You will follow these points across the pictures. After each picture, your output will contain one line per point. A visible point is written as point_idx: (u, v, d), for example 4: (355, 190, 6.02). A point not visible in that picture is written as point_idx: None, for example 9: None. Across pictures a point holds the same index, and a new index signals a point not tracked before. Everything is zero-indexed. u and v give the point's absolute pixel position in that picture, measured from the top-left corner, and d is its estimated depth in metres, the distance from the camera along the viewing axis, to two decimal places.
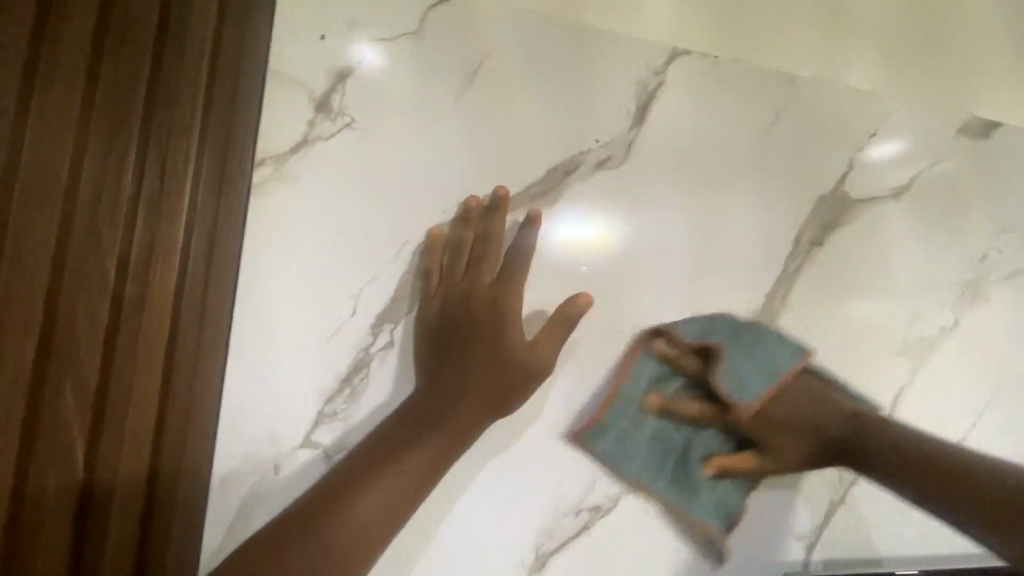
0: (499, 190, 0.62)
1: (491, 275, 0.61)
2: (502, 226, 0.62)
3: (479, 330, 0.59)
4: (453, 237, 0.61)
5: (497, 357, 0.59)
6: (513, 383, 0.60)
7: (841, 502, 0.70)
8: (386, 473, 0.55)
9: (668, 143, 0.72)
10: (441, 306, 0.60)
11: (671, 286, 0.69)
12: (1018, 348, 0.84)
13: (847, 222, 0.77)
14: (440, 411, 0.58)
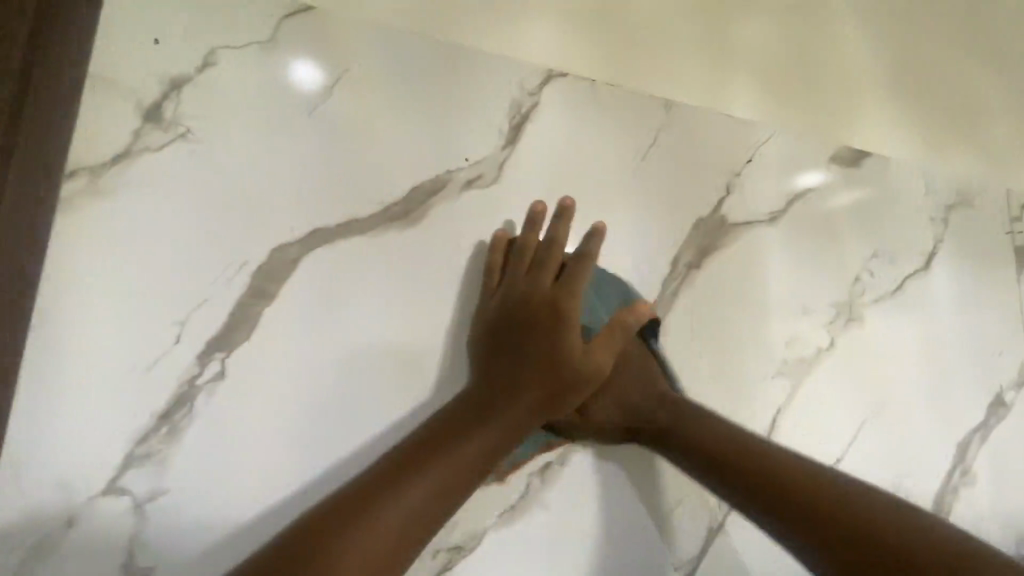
0: (567, 200, 0.66)
1: (553, 277, 0.63)
2: (565, 233, 0.64)
3: (538, 326, 0.59)
4: (518, 240, 0.65)
5: (558, 354, 0.59)
6: (574, 381, 0.59)
7: (719, 528, 0.69)
8: (432, 466, 0.51)
9: (543, 165, 0.70)
10: (500, 301, 0.62)
11: None
12: (890, 367, 0.87)
13: (723, 248, 0.79)
14: (496, 402, 0.56)
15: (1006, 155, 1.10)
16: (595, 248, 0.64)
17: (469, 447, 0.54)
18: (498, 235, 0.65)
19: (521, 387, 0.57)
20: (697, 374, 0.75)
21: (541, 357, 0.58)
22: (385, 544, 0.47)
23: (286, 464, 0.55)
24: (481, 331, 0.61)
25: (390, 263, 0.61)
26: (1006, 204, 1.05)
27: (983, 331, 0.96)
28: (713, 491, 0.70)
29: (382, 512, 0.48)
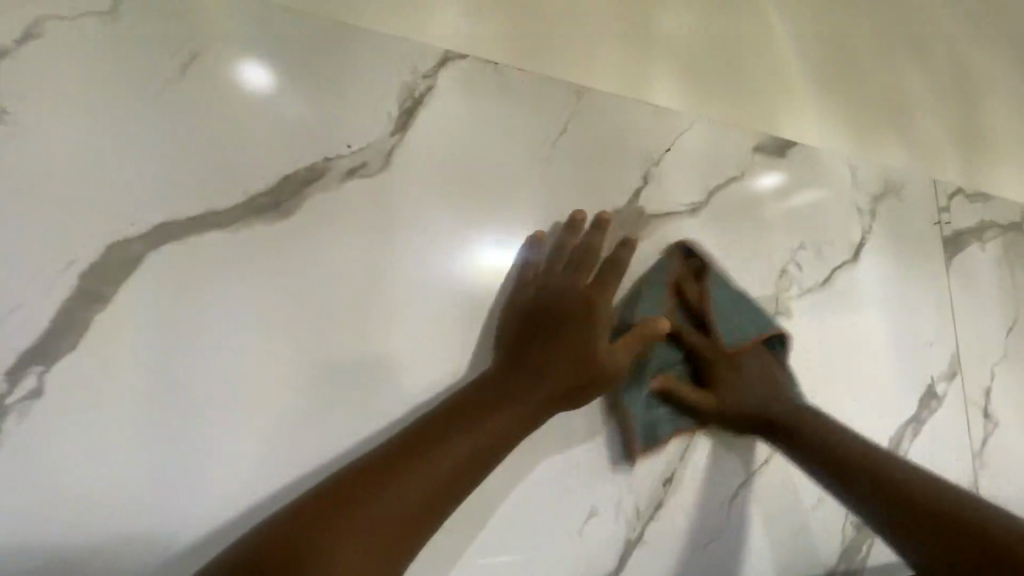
0: (602, 214, 0.70)
1: (588, 278, 0.66)
2: (600, 242, 0.69)
3: (573, 322, 0.63)
4: (556, 240, 0.69)
5: (580, 349, 0.62)
6: (593, 377, 0.62)
7: (637, 539, 0.67)
8: (440, 449, 0.56)
9: (436, 151, 0.65)
10: (531, 293, 0.65)
11: (436, 311, 0.64)
12: (820, 360, 0.84)
13: (639, 240, 0.74)
14: (517, 390, 0.60)
15: (933, 146, 1.10)
16: (626, 257, 0.68)
17: (477, 437, 0.57)
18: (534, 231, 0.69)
19: (551, 381, 0.61)
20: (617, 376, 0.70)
21: (567, 355, 0.62)
22: (391, 529, 0.50)
23: (119, 487, 0.50)
24: (511, 321, 0.64)
25: (258, 263, 0.57)
26: (934, 194, 1.05)
27: (913, 322, 0.95)
28: (625, 501, 0.68)
29: (389, 498, 0.51)
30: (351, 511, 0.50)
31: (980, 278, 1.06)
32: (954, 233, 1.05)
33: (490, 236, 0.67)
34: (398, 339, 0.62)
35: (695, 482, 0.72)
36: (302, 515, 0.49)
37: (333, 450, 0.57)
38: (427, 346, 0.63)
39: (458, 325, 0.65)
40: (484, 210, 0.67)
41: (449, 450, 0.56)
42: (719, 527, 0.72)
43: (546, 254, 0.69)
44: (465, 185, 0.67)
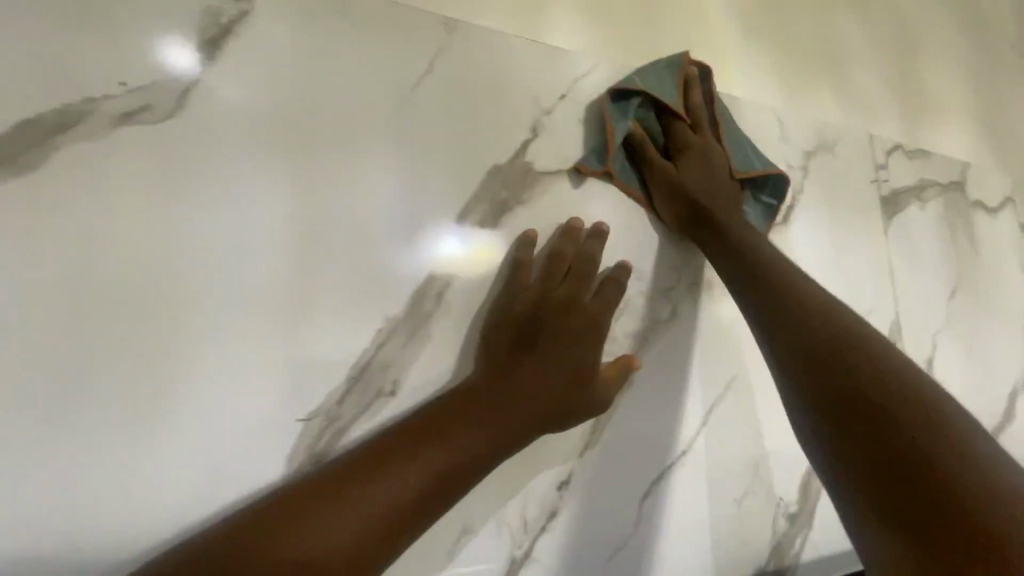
0: (600, 224, 0.65)
1: (588, 290, 0.61)
2: (600, 252, 0.63)
3: (563, 336, 0.58)
4: (550, 247, 0.63)
5: (576, 371, 0.57)
6: (580, 400, 0.57)
7: (521, 559, 0.57)
8: (398, 466, 0.49)
9: (255, 98, 0.53)
10: (524, 306, 0.59)
11: (258, 295, 0.51)
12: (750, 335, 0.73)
13: (524, 202, 0.63)
14: (499, 408, 0.54)
15: (869, 102, 1.02)
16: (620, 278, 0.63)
17: (461, 445, 0.51)
18: (528, 232, 0.61)
19: (546, 400, 0.56)
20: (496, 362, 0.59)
21: (559, 372, 0.57)
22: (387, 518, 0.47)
23: None
24: (498, 336, 0.58)
25: (4, 238, 0.45)
26: (871, 151, 0.96)
27: (849, 291, 0.87)
28: (511, 511, 0.57)
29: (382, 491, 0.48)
30: (333, 504, 0.46)
31: (921, 241, 0.98)
32: (892, 193, 0.97)
33: (333, 200, 0.55)
34: (206, 331, 0.49)
35: (598, 484, 0.62)
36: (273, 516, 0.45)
37: (108, 465, 0.46)
38: (248, 339, 0.50)
39: (288, 312, 0.52)
40: (324, 168, 0.55)
41: (421, 458, 0.50)
42: (630, 536, 0.62)
43: (538, 263, 0.62)
44: (297, 138, 0.54)
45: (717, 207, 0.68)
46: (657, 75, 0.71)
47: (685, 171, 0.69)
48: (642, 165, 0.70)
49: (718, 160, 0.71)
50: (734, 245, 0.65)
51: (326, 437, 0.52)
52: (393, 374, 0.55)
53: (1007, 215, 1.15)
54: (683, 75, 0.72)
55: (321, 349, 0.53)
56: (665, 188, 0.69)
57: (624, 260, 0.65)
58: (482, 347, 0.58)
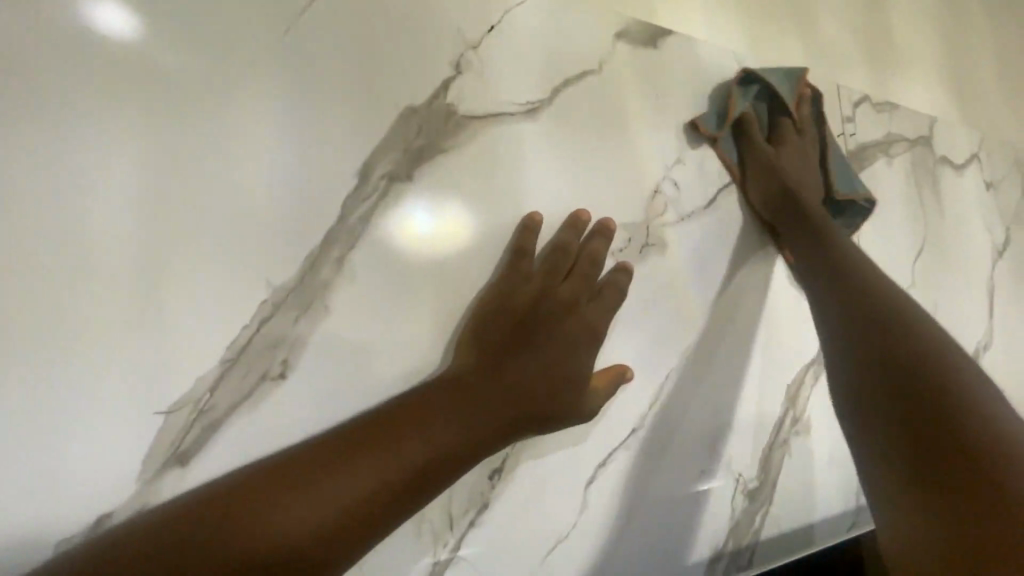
0: (608, 222, 0.60)
1: (589, 293, 0.58)
2: (604, 255, 0.60)
3: (559, 338, 0.55)
4: (553, 241, 0.59)
5: (568, 376, 0.54)
6: (565, 406, 0.53)
7: (447, 561, 0.50)
8: (386, 452, 0.45)
9: (94, 32, 0.44)
10: (525, 303, 0.54)
11: (104, 265, 0.42)
12: (702, 300, 0.68)
13: (444, 153, 0.55)
14: (485, 404, 0.50)
15: (836, 49, 0.96)
16: (620, 283, 0.60)
17: (448, 431, 0.47)
18: (531, 216, 0.57)
19: (534, 402, 0.52)
20: (413, 332, 0.52)
21: (556, 379, 0.53)
22: (339, 514, 0.41)
23: None
24: (491, 326, 0.53)
25: None
26: (838, 102, 0.90)
27: None
28: (434, 507, 0.50)
29: (335, 484, 0.42)
30: (275, 498, 0.40)
31: (887, 198, 0.93)
32: (859, 147, 0.91)
33: (203, 151, 0.46)
34: (32, 311, 0.40)
35: (538, 470, 0.55)
36: (193, 513, 0.39)
37: None
38: (90, 318, 0.41)
39: (145, 283, 0.43)
40: (188, 114, 0.46)
41: (421, 439, 0.46)
42: (574, 525, 0.56)
43: (539, 255, 0.58)
44: (152, 77, 0.45)
45: (807, 199, 0.72)
46: (778, 79, 0.79)
47: (782, 163, 0.75)
48: (744, 143, 0.75)
49: (810, 167, 0.78)
50: (816, 228, 0.68)
51: (197, 431, 0.43)
52: (283, 353, 0.46)
53: (972, 172, 1.11)
54: (800, 88, 0.80)
55: (191, 326, 0.44)
56: (762, 166, 0.73)
57: (627, 263, 0.61)
58: (467, 338, 0.53)
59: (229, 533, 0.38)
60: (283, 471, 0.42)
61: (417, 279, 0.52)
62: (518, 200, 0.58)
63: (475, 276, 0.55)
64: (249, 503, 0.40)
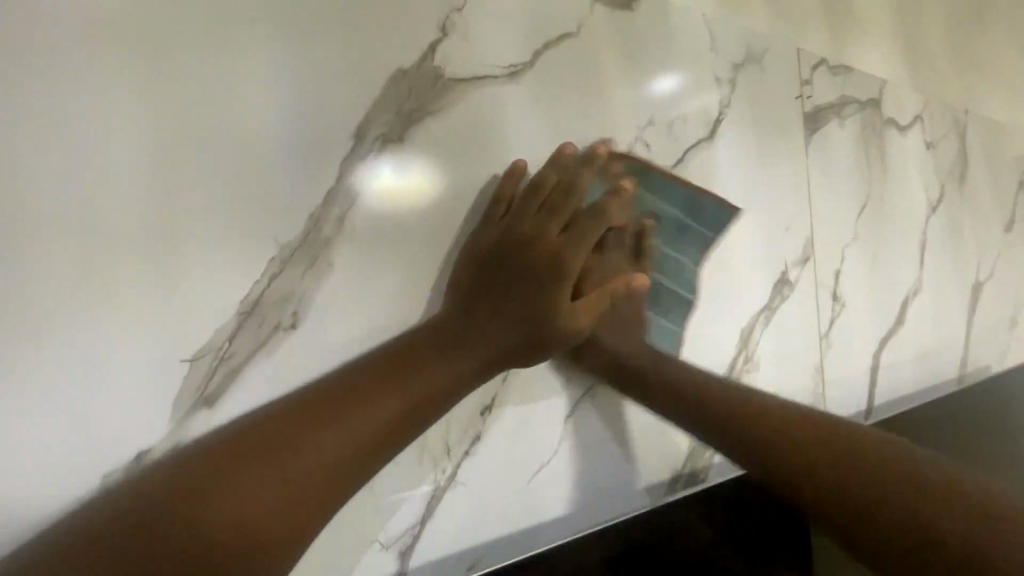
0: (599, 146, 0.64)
1: (562, 224, 0.59)
2: (588, 181, 0.61)
3: (539, 267, 0.56)
4: (534, 176, 0.61)
5: (545, 299, 0.56)
6: (548, 329, 0.56)
7: (448, 485, 0.57)
8: (380, 395, 0.46)
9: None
10: (506, 229, 0.58)
11: (121, 226, 0.45)
12: (669, 253, 0.75)
13: (434, 115, 0.58)
14: (468, 332, 0.53)
15: (799, 11, 1.00)
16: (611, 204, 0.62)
17: (443, 370, 0.51)
18: (518, 161, 0.61)
19: (516, 327, 0.55)
20: (410, 285, 0.56)
21: (537, 301, 0.56)
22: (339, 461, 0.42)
23: None
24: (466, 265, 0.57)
25: None
26: (798, 65, 0.95)
27: (771, 207, 0.88)
28: (434, 441, 0.56)
29: (335, 437, 0.43)
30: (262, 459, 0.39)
31: (838, 158, 1.01)
32: (815, 109, 0.97)
33: (206, 114, 0.48)
34: (57, 269, 0.42)
35: (525, 406, 0.62)
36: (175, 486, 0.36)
37: None
38: (113, 276, 0.44)
39: (162, 243, 0.46)
40: (188, 78, 0.47)
41: (419, 379, 0.49)
42: (555, 452, 0.64)
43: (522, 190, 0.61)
44: (148, 42, 0.46)
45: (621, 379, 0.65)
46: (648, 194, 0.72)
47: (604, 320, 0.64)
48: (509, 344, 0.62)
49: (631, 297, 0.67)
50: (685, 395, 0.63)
51: (219, 377, 0.47)
52: (293, 304, 0.50)
53: (914, 134, 1.20)
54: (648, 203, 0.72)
55: (207, 282, 0.47)
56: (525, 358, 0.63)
57: (618, 185, 0.64)
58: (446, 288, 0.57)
59: (241, 483, 0.37)
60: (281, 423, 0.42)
61: (413, 237, 0.56)
62: (503, 161, 0.62)
63: (466, 229, 0.59)
64: (243, 463, 0.38)
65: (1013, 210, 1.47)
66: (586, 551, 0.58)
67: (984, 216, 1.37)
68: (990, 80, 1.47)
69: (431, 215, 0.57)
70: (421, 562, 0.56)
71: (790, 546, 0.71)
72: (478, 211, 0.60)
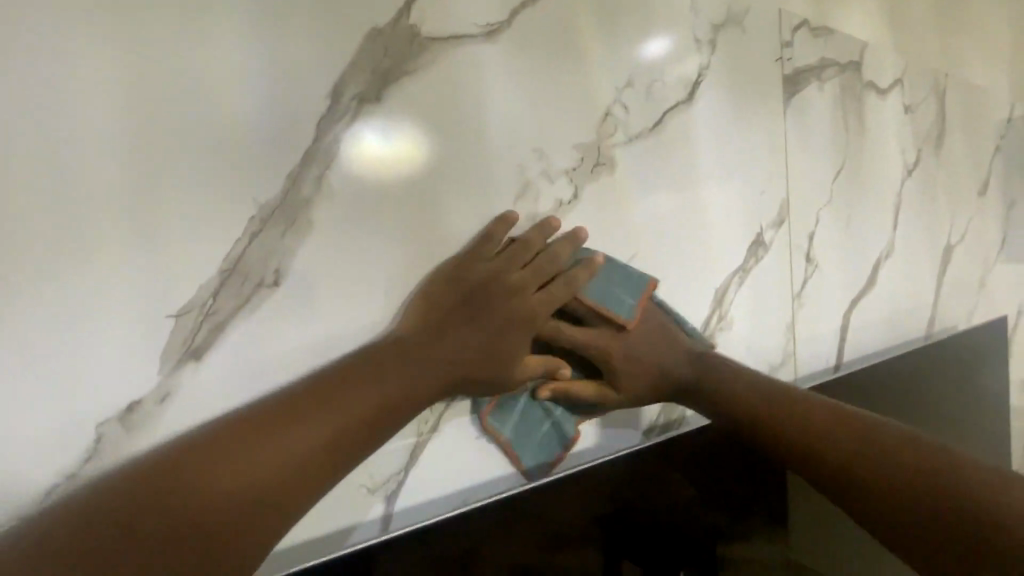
0: (578, 233, 0.66)
1: (540, 283, 0.62)
2: (567, 255, 0.64)
3: (507, 325, 0.59)
4: (523, 236, 0.63)
5: (505, 354, 0.59)
6: (501, 381, 0.60)
7: (429, 435, 0.60)
8: (338, 402, 0.49)
9: None
10: (485, 278, 0.59)
11: (102, 187, 0.45)
12: (645, 215, 0.77)
13: (410, 76, 0.58)
14: (433, 366, 0.55)
15: None
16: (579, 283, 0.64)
17: (402, 382, 0.53)
18: (506, 214, 0.63)
19: (475, 372, 0.58)
20: (392, 245, 0.58)
21: (503, 354, 0.59)
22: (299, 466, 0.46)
23: None
24: (438, 294, 0.58)
25: None
26: (778, 26, 0.95)
27: (748, 170, 0.90)
28: None
29: (294, 441, 0.46)
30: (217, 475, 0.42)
31: (816, 120, 1.02)
32: (794, 72, 0.98)
33: (181, 75, 0.48)
34: (39, 230, 0.43)
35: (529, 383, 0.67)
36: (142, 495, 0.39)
37: None
38: (98, 236, 0.45)
39: (143, 202, 0.46)
40: (161, 34, 0.47)
41: (377, 390, 0.52)
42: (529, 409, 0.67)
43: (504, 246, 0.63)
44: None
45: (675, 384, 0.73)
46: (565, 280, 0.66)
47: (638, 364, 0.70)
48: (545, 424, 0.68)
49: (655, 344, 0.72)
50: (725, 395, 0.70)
51: (205, 333, 0.48)
52: (274, 263, 0.51)
53: (894, 97, 1.21)
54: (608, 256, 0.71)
55: (191, 242, 0.48)
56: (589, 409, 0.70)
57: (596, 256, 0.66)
58: (418, 305, 0.58)
59: (203, 482, 0.41)
60: (240, 428, 0.45)
61: (393, 199, 0.57)
62: (482, 122, 0.63)
63: (444, 190, 0.61)
64: (204, 466, 0.42)
65: (987, 172, 1.50)
66: (561, 499, 0.62)
67: (958, 180, 1.40)
68: (972, 42, 1.47)
69: (410, 176, 0.58)
70: (406, 506, 0.59)
71: (751, 489, 0.79)
72: (456, 172, 0.61)
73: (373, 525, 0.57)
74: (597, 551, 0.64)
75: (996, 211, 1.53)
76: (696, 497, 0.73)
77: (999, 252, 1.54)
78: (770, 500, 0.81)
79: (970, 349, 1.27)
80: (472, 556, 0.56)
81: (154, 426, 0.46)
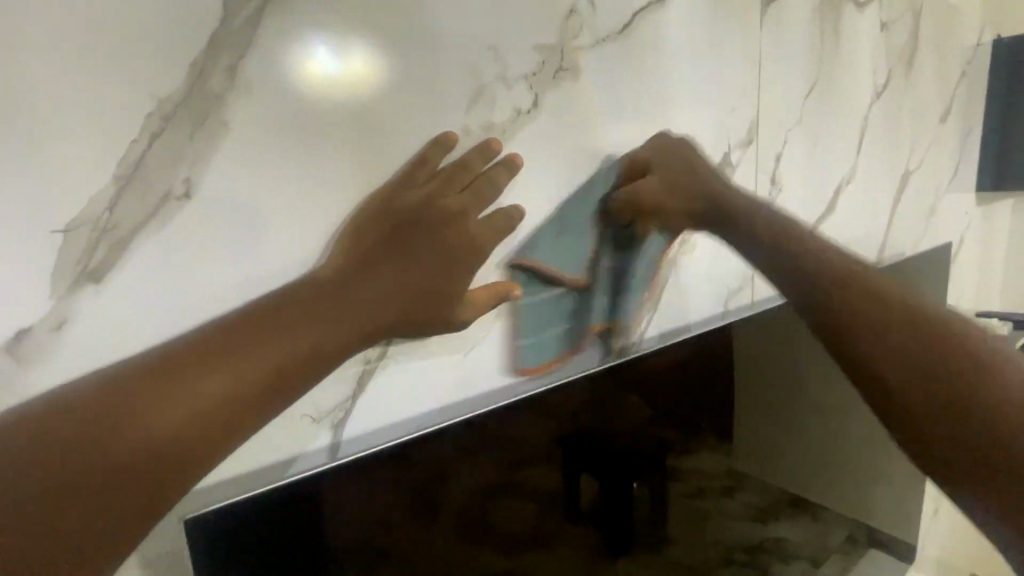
0: (516, 159, 0.62)
1: (477, 212, 0.60)
2: (505, 185, 0.62)
3: (442, 257, 0.57)
4: (461, 158, 0.59)
5: (438, 288, 0.58)
6: (433, 316, 0.59)
7: (379, 361, 0.57)
8: (258, 345, 0.45)
9: None
10: (417, 205, 0.56)
11: None
12: (610, 129, 0.71)
13: None
14: (365, 305, 0.53)
15: None
16: (514, 216, 0.63)
17: (327, 326, 0.50)
18: (445, 131, 0.57)
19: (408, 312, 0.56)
20: (327, 154, 0.51)
21: (434, 289, 0.58)
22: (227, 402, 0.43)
23: None
24: (367, 224, 0.54)
25: None
26: None
27: (720, 83, 0.85)
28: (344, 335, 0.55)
29: (215, 381, 0.42)
30: (127, 432, 0.38)
31: (793, 32, 0.96)
32: None
33: None
34: None
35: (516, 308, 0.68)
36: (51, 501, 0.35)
37: None
38: None
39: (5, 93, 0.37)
40: None
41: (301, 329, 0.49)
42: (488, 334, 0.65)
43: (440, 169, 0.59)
44: None
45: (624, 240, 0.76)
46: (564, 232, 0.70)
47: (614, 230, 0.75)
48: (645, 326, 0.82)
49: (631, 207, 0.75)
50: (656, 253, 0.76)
51: (103, 252, 0.42)
52: (184, 170, 0.44)
53: (872, 12, 1.15)
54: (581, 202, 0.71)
55: (77, 149, 0.40)
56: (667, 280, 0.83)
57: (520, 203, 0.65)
58: (355, 230, 0.53)
59: (114, 434, 0.38)
60: (134, 384, 0.41)
61: (326, 99, 0.50)
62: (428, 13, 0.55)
63: (393, 105, 0.54)
64: (98, 437, 0.37)
65: (951, 96, 1.49)
66: (517, 421, 0.61)
67: (924, 104, 1.38)
68: None
69: (358, 89, 0.52)
70: (355, 433, 0.57)
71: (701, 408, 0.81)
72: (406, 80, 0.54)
73: (320, 453, 0.55)
74: (551, 467, 0.65)
75: (954, 137, 1.54)
76: (651, 416, 0.74)
77: (951, 178, 1.57)
78: (719, 417, 0.84)
79: (916, 272, 1.32)
80: (426, 479, 0.55)
81: (50, 356, 0.41)
